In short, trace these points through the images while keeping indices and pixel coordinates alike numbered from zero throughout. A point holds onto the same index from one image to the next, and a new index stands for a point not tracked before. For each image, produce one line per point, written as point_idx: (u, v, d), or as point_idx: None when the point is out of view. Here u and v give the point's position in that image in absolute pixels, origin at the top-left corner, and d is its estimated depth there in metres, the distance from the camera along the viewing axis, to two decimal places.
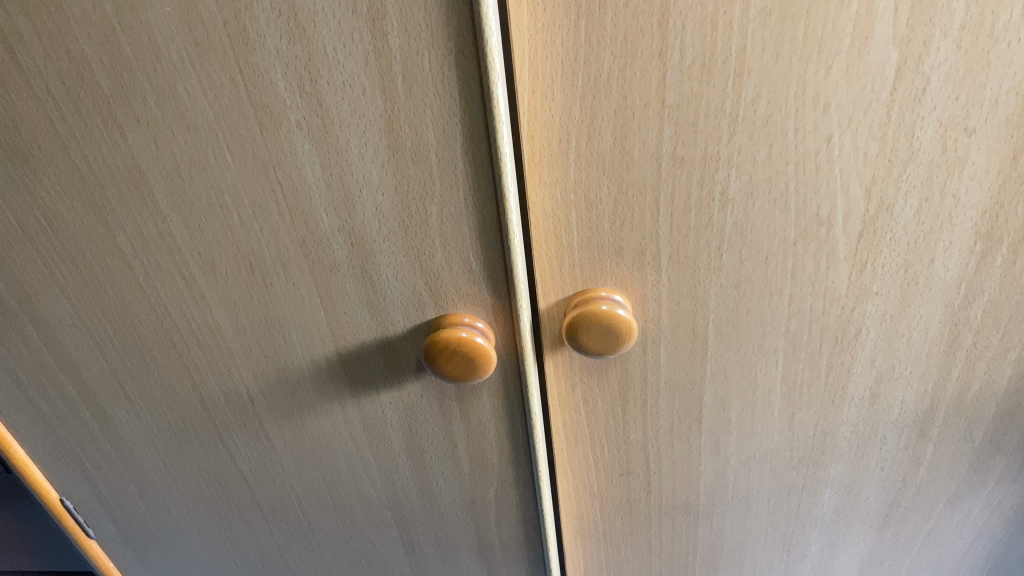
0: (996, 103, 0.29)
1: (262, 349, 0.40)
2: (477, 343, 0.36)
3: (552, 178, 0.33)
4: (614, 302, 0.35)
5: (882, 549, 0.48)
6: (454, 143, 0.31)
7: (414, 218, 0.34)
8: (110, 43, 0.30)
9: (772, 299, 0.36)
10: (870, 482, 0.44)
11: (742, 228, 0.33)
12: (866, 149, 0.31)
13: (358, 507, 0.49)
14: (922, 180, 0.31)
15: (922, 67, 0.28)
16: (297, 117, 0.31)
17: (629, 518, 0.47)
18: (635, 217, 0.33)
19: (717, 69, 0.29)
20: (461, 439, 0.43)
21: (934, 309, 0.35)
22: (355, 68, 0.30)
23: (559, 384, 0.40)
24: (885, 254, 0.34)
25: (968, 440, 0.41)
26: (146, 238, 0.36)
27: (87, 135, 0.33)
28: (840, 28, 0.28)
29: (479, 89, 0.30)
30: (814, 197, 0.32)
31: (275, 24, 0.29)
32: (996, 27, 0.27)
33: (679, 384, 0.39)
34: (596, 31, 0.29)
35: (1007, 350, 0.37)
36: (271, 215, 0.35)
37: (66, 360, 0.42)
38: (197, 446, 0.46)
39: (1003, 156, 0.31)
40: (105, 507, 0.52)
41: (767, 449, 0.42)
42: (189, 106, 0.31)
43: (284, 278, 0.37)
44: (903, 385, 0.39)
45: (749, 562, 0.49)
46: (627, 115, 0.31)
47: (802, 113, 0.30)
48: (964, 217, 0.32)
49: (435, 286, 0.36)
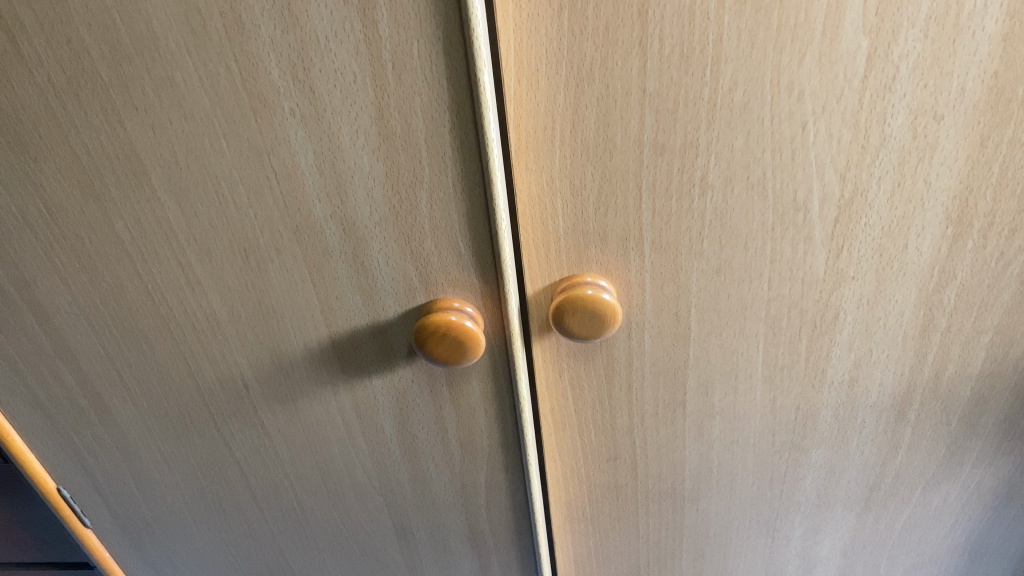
0: (964, 90, 0.30)
1: (257, 336, 0.41)
2: (466, 327, 0.37)
3: (538, 165, 0.34)
4: (599, 287, 0.36)
5: (864, 533, 0.49)
6: (442, 130, 0.32)
7: (405, 203, 0.35)
8: (109, 33, 0.31)
9: (752, 285, 0.37)
10: (850, 466, 0.45)
11: (722, 214, 0.34)
12: (840, 136, 0.32)
13: (351, 494, 0.49)
14: (894, 166, 0.33)
15: (891, 56, 0.30)
16: (291, 104, 0.32)
17: (616, 503, 0.48)
18: (618, 203, 0.34)
19: (696, 58, 0.30)
20: (452, 425, 0.44)
21: (909, 293, 0.37)
22: (347, 57, 0.31)
23: (546, 369, 0.41)
24: (860, 239, 0.35)
25: (945, 423, 0.42)
26: (144, 225, 0.37)
27: (87, 123, 0.34)
28: (812, 18, 0.29)
29: (466, 77, 0.31)
30: (791, 183, 0.33)
31: (270, 14, 0.30)
32: (961, 16, 0.28)
33: (663, 369, 0.40)
34: (579, 22, 0.30)
35: (980, 333, 0.38)
36: (266, 201, 0.36)
37: (65, 347, 0.43)
38: (192, 434, 0.47)
39: (971, 143, 0.32)
40: (101, 496, 0.52)
41: (750, 434, 0.43)
42: (186, 94, 0.33)
43: (279, 264, 0.38)
44: (881, 369, 0.40)
45: (734, 547, 0.50)
46: (609, 103, 0.32)
47: (778, 101, 0.31)
48: (935, 203, 0.34)
49: (425, 271, 0.37)
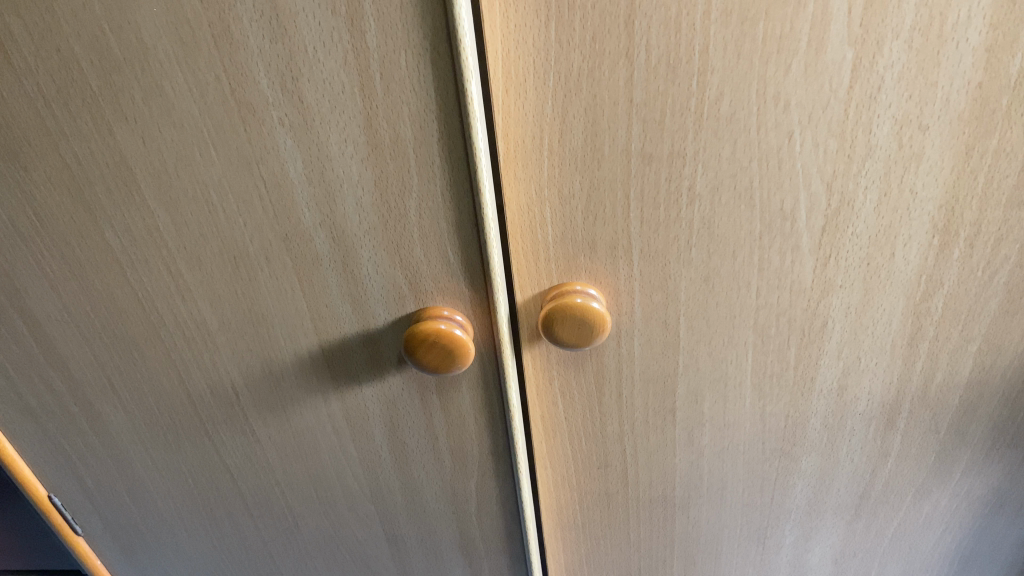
0: (949, 100, 0.31)
1: (247, 344, 0.41)
2: (455, 335, 0.37)
3: (526, 175, 0.34)
4: (588, 295, 0.36)
5: (855, 541, 0.49)
6: (431, 139, 0.33)
7: (394, 212, 0.35)
8: (99, 42, 0.31)
9: (740, 293, 0.37)
10: (840, 474, 0.45)
11: (710, 223, 0.34)
12: (826, 146, 0.32)
13: (342, 501, 0.49)
14: (881, 175, 0.33)
15: (877, 67, 0.30)
16: (279, 114, 0.32)
17: (607, 510, 0.48)
18: (606, 212, 0.34)
19: (682, 68, 0.30)
20: (443, 432, 0.44)
21: (896, 303, 0.37)
22: (335, 66, 0.31)
23: (536, 376, 0.41)
24: (847, 248, 0.35)
25: (934, 431, 0.42)
26: (134, 233, 0.37)
27: (76, 132, 0.34)
28: (798, 29, 0.29)
29: (454, 87, 0.31)
30: (778, 192, 0.33)
31: (258, 24, 0.30)
32: (945, 27, 0.29)
33: (653, 377, 0.40)
34: (566, 32, 0.30)
35: (968, 341, 0.38)
36: (256, 210, 0.36)
37: (55, 355, 0.43)
38: (183, 441, 0.47)
39: (956, 152, 0.32)
40: (92, 502, 0.52)
41: (739, 441, 0.43)
42: (175, 103, 0.33)
43: (268, 272, 0.38)
44: (869, 377, 0.40)
45: (726, 554, 0.50)
46: (597, 113, 0.32)
47: (764, 111, 0.31)
48: (921, 212, 0.34)
49: (415, 279, 0.37)
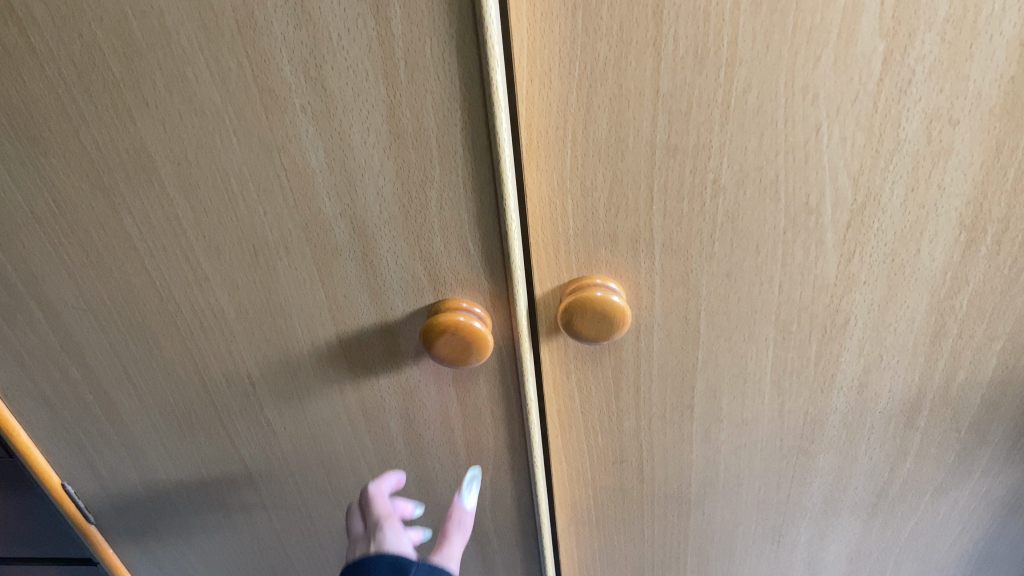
0: (980, 95, 0.30)
1: (264, 334, 0.41)
2: (474, 327, 0.36)
3: (548, 166, 0.34)
4: (609, 289, 0.36)
5: (870, 539, 0.48)
6: (454, 128, 0.32)
7: (415, 202, 0.35)
8: (121, 27, 0.31)
9: (762, 288, 0.36)
10: (857, 472, 0.44)
11: (734, 217, 0.34)
12: (853, 140, 0.32)
13: (355, 493, 0.49)
14: (908, 170, 0.32)
15: (908, 59, 0.29)
16: (302, 101, 0.32)
17: (621, 506, 0.47)
18: (629, 205, 0.34)
19: (710, 59, 0.30)
20: (458, 424, 0.44)
21: (920, 300, 0.36)
22: (359, 54, 0.31)
23: (553, 370, 0.41)
24: (872, 244, 0.35)
25: (954, 430, 0.42)
26: (153, 220, 0.37)
27: (97, 118, 0.34)
28: (828, 20, 0.29)
29: (479, 75, 0.31)
30: (804, 186, 0.33)
31: (283, 10, 0.30)
32: (979, 19, 0.28)
33: (671, 372, 0.40)
34: (593, 21, 0.29)
35: (991, 340, 0.38)
36: (275, 199, 0.36)
37: (72, 342, 0.43)
38: (197, 431, 0.47)
39: (986, 147, 0.32)
40: (105, 490, 0.52)
41: (757, 438, 0.43)
42: (197, 89, 0.32)
43: (287, 262, 0.38)
44: (890, 375, 0.39)
45: (740, 552, 0.50)
46: (622, 104, 0.31)
47: (792, 103, 0.31)
48: (949, 208, 0.33)
49: (434, 271, 0.37)
